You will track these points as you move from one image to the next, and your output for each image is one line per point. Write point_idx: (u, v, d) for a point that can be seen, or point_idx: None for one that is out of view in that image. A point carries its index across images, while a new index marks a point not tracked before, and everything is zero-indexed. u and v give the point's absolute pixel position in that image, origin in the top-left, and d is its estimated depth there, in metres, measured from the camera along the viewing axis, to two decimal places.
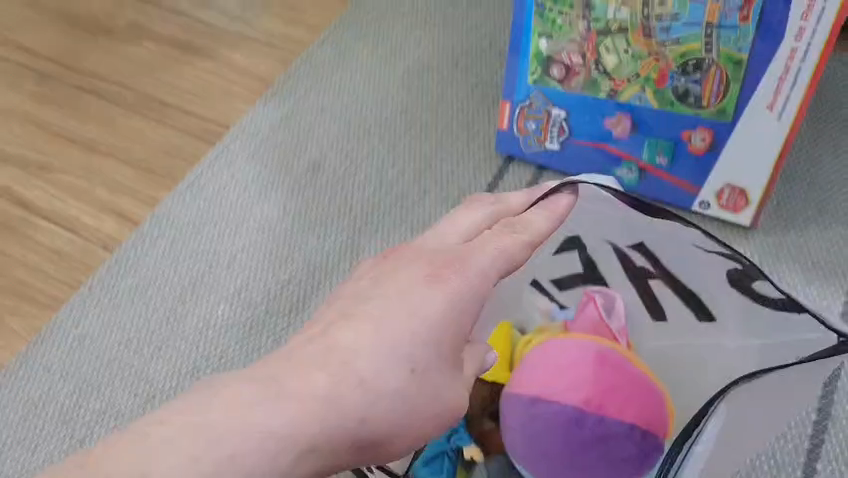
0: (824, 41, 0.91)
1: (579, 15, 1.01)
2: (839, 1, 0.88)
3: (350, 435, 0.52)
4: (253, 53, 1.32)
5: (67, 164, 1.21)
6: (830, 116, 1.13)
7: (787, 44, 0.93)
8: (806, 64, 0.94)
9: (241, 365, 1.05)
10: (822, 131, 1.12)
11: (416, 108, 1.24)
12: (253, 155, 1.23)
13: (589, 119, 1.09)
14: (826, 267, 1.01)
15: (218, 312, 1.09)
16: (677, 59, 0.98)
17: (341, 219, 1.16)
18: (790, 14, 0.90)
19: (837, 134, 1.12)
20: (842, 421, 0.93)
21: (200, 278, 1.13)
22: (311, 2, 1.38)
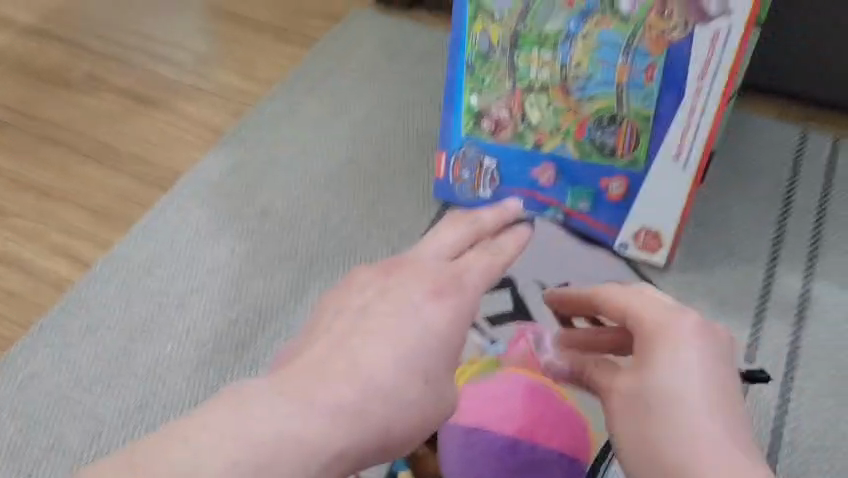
0: (721, 92, 1.02)
1: (505, 74, 1.12)
2: (731, 56, 0.99)
3: (384, 425, 0.48)
4: (205, 104, 1.41)
5: (25, 208, 1.26)
6: (734, 168, 1.27)
7: (687, 101, 1.04)
8: (706, 115, 1.04)
9: (189, 402, 1.07)
10: (727, 181, 1.25)
11: (360, 157, 1.33)
12: (204, 201, 1.28)
13: (519, 171, 1.18)
14: (733, 302, 1.12)
15: (167, 351, 1.12)
16: (594, 114, 1.10)
17: (293, 262, 1.20)
18: (689, 70, 1.02)
19: (740, 183, 1.25)
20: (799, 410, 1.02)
21: (150, 317, 1.15)
22: (261, 56, 1.48)
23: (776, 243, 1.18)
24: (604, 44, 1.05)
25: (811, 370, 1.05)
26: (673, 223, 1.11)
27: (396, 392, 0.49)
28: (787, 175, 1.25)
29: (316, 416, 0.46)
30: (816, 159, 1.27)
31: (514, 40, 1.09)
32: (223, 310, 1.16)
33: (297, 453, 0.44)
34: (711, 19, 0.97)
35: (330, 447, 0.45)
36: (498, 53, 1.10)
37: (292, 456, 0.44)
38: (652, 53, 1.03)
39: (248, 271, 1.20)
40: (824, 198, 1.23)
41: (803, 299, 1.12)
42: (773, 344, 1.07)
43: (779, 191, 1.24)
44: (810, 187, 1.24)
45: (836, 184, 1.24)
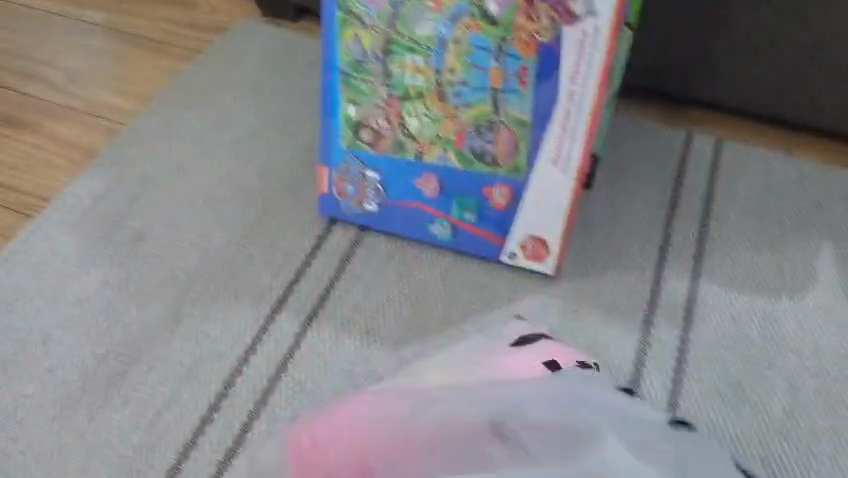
0: (599, 69, 0.94)
1: (380, 82, 1.02)
2: (608, 28, 0.91)
3: None
4: (77, 124, 1.34)
5: None
6: (626, 166, 1.24)
7: (562, 92, 0.96)
8: (585, 102, 0.96)
9: (50, 453, 0.93)
10: (618, 179, 1.22)
11: (246, 174, 1.25)
12: (73, 224, 1.18)
13: (403, 183, 1.09)
14: (623, 307, 1.06)
15: (28, 392, 0.98)
16: (471, 120, 1.01)
17: (178, 295, 1.08)
18: (563, 61, 0.94)
19: (632, 181, 1.22)
20: (690, 383, 0.99)
21: (9, 357, 1.02)
22: (144, 73, 1.42)
23: (661, 257, 1.13)
24: (476, 48, 0.97)
25: (700, 373, 0.99)
26: (559, 231, 1.05)
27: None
28: (672, 179, 1.23)
29: None
30: (700, 161, 1.25)
31: (386, 45, 0.99)
32: (92, 349, 1.02)
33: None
34: (577, 21, 0.92)
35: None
36: (373, 62, 1.01)
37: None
38: (523, 57, 0.96)
39: (120, 311, 1.06)
40: (706, 198, 1.21)
41: (690, 301, 1.07)
42: (660, 350, 1.02)
43: (667, 193, 1.21)
44: (696, 188, 1.22)
45: (719, 183, 1.23)
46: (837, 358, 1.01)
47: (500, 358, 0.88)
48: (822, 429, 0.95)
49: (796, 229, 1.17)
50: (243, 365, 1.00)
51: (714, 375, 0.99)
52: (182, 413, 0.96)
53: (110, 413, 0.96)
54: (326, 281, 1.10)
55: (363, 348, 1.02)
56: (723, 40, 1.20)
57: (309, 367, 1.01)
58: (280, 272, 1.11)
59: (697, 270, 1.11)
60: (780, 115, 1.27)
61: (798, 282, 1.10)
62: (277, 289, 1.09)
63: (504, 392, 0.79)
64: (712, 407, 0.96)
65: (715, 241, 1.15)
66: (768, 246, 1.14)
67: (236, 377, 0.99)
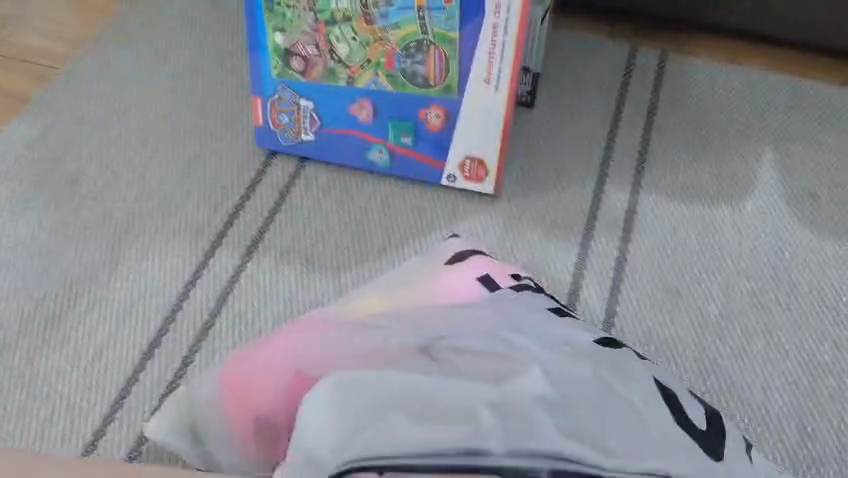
0: None
1: (305, 8, 0.99)
2: None
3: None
4: (6, 69, 1.29)
5: None
6: (569, 83, 1.23)
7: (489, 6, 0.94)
8: (511, 15, 0.94)
9: None
10: (562, 96, 1.21)
11: (182, 111, 1.22)
12: (6, 171, 1.15)
13: (337, 110, 1.07)
14: (564, 223, 1.06)
15: None
16: (400, 42, 0.99)
17: (116, 237, 1.07)
18: None
19: (576, 97, 1.21)
20: (629, 292, 0.99)
21: None
22: (74, 15, 1.38)
23: (603, 173, 1.12)
24: None
25: (636, 280, 1.00)
26: (496, 150, 1.04)
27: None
28: (614, 94, 1.22)
29: None
30: (644, 75, 1.24)
31: None
32: (29, 294, 1.01)
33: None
34: None
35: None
36: None
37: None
38: None
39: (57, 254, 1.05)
40: (650, 112, 1.20)
41: (630, 212, 1.08)
42: (601, 261, 1.02)
43: (610, 108, 1.20)
44: (639, 102, 1.21)
45: (662, 97, 1.22)
46: (773, 259, 1.03)
47: (437, 279, 0.87)
48: (756, 327, 0.97)
49: (738, 136, 1.17)
50: (182, 301, 1.00)
51: (652, 282, 1.00)
52: (123, 350, 0.96)
53: (50, 356, 0.96)
54: (265, 215, 1.09)
55: (303, 276, 1.02)
56: None
57: (250, 298, 1.00)
58: (218, 208, 1.10)
59: (639, 184, 1.11)
60: (725, 23, 1.25)
61: (736, 188, 1.11)
62: (215, 224, 1.08)
63: (437, 324, 0.77)
64: (650, 310, 0.98)
65: (658, 153, 1.14)
66: (708, 155, 1.15)
67: (175, 313, 0.99)
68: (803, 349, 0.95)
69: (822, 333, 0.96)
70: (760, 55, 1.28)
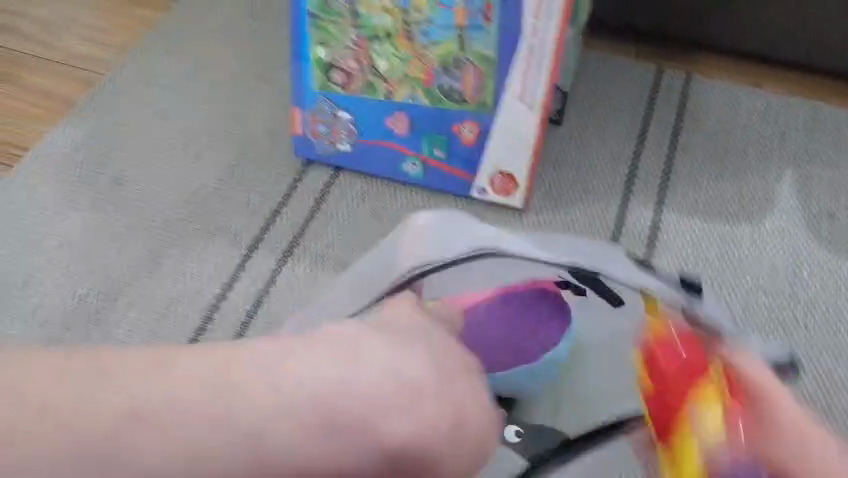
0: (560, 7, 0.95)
1: (348, 24, 1.03)
2: None
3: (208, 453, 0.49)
4: (52, 75, 1.35)
5: None
6: (595, 102, 1.27)
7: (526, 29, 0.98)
8: (547, 38, 0.97)
9: None
10: (589, 115, 1.25)
11: (221, 119, 1.27)
12: (53, 174, 1.20)
13: (373, 123, 1.11)
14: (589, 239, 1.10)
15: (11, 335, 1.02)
16: (438, 59, 1.03)
17: (157, 238, 1.12)
18: None
19: (603, 116, 1.25)
20: None
21: None
22: (118, 23, 1.43)
23: (627, 190, 1.16)
24: None
25: None
26: (526, 169, 1.08)
27: (287, 394, 0.51)
28: (641, 113, 1.26)
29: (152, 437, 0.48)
30: (669, 95, 1.28)
31: None
32: (74, 292, 1.06)
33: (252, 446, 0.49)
34: None
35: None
36: (339, 3, 1.02)
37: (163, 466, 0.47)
38: None
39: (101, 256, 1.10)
40: (675, 132, 1.23)
41: (653, 228, 1.11)
42: None
43: (635, 127, 1.24)
44: (664, 123, 1.24)
45: (687, 117, 1.25)
46: (790, 278, 1.06)
47: None
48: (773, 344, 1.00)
49: (760, 157, 1.20)
50: (220, 301, 1.05)
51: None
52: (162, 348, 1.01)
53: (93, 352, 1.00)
54: (301, 222, 1.13)
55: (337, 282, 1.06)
56: None
57: (286, 301, 1.05)
58: (256, 213, 1.14)
59: (662, 202, 1.15)
60: (753, 47, 1.29)
61: (757, 208, 1.14)
62: (253, 229, 1.12)
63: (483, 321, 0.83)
64: None
65: (681, 172, 1.18)
66: (730, 175, 1.18)
67: (213, 314, 1.04)
68: (817, 365, 0.99)
69: (837, 352, 1.00)
70: (787, 80, 1.31)
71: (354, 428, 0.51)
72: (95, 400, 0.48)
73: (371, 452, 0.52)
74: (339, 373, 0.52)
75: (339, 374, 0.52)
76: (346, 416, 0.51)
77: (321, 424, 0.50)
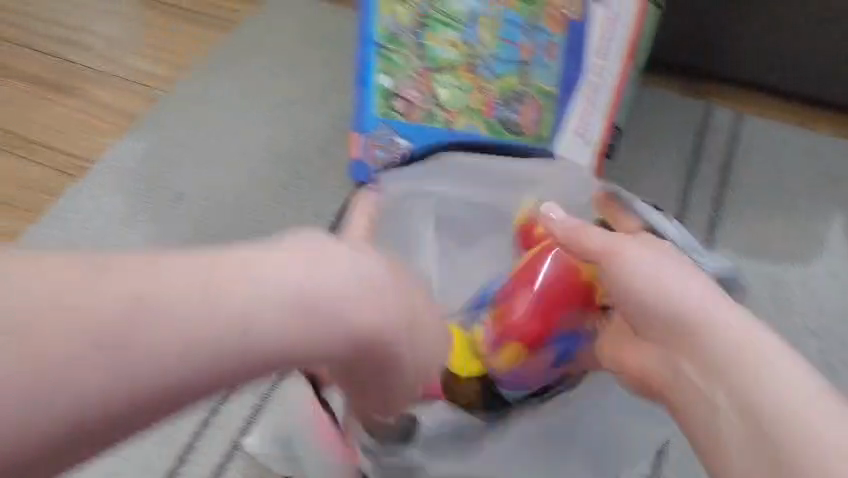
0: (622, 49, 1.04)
1: (413, 53, 1.06)
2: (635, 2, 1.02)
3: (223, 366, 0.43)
4: (116, 90, 1.39)
5: None
6: (644, 137, 1.29)
7: (588, 72, 1.04)
8: (608, 78, 1.05)
9: None
10: (638, 149, 1.27)
11: (279, 138, 1.30)
12: (118, 185, 1.24)
13: None
14: None
15: None
16: (500, 92, 1.05)
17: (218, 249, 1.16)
18: (590, 38, 1.03)
19: (653, 150, 1.27)
20: None
21: None
22: (177, 40, 1.47)
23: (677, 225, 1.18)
24: (508, 23, 1.05)
25: None
26: None
27: (280, 289, 0.46)
28: (691, 147, 1.28)
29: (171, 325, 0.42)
30: (719, 132, 1.30)
31: (421, 21, 1.06)
32: None
33: (254, 339, 0.44)
34: None
35: (119, 412, 0.40)
36: (408, 35, 1.06)
37: (171, 362, 0.42)
38: (553, 32, 1.04)
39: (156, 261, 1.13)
40: (723, 169, 1.25)
41: None
42: None
43: (683, 163, 1.26)
44: (714, 159, 1.26)
45: (737, 153, 1.27)
46: (837, 322, 1.08)
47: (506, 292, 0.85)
48: None
49: (808, 198, 1.22)
50: None
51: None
52: None
53: None
54: None
55: None
56: (739, 14, 1.24)
57: None
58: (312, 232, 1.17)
59: (712, 237, 1.17)
60: (782, 86, 1.32)
61: (805, 249, 1.16)
62: None
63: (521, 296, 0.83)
64: None
65: (732, 210, 1.20)
66: (778, 215, 1.20)
67: None
68: None
69: None
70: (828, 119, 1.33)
71: (331, 330, 0.47)
72: (80, 308, 0.40)
73: (340, 348, 0.48)
74: (309, 283, 0.47)
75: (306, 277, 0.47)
76: (326, 310, 0.47)
77: (310, 317, 0.46)
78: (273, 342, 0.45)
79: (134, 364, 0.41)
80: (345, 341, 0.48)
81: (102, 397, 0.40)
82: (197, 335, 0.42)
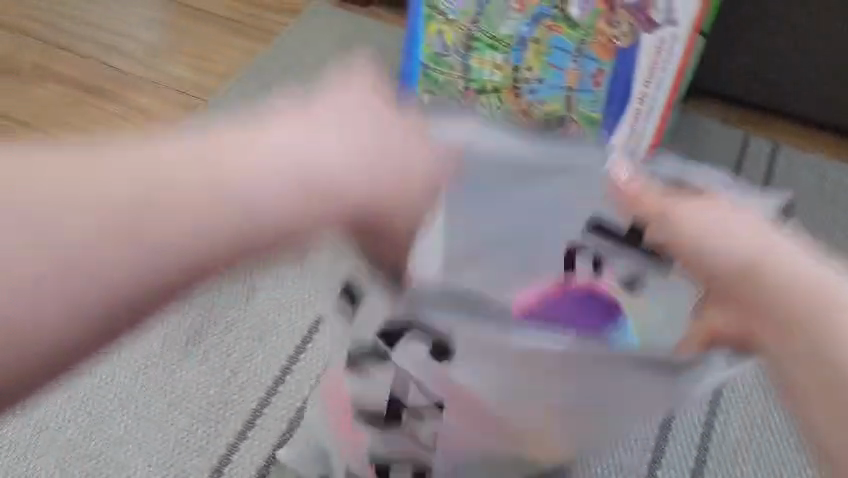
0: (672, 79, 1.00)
1: (457, 76, 1.07)
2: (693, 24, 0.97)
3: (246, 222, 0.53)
4: (155, 96, 1.40)
5: None
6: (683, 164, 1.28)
7: (634, 102, 1.02)
8: (656, 106, 1.02)
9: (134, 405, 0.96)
10: None
11: None
12: None
13: None
14: None
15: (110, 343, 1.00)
16: (544, 116, 1.06)
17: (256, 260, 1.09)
18: (640, 65, 1.00)
19: None
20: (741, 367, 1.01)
21: None
22: (217, 47, 1.48)
23: None
24: (555, 49, 1.02)
25: None
26: None
27: (243, 176, 0.53)
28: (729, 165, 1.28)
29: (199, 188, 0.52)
30: (758, 162, 1.28)
31: (468, 41, 1.04)
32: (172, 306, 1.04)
33: (238, 211, 0.52)
34: (656, 27, 0.97)
35: (127, 305, 0.50)
36: (453, 56, 1.06)
37: (162, 264, 0.51)
38: (601, 59, 1.01)
39: None
40: None
41: None
42: None
43: None
44: (753, 174, 1.27)
45: (776, 174, 1.27)
46: None
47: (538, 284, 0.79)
48: None
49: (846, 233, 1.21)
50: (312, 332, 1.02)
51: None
52: (259, 370, 0.99)
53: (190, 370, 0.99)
54: None
55: None
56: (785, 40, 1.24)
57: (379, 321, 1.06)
58: None
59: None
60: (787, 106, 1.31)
61: None
62: None
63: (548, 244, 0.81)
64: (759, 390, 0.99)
65: None
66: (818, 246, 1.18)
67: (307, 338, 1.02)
68: None
69: None
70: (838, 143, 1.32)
71: (327, 196, 0.55)
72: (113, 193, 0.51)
73: (345, 203, 0.56)
74: (304, 145, 0.55)
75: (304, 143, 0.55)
76: (305, 187, 0.54)
77: (284, 193, 0.54)
78: (256, 216, 0.53)
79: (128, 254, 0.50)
80: (328, 209, 0.56)
81: (114, 295, 0.50)
82: (184, 227, 0.51)
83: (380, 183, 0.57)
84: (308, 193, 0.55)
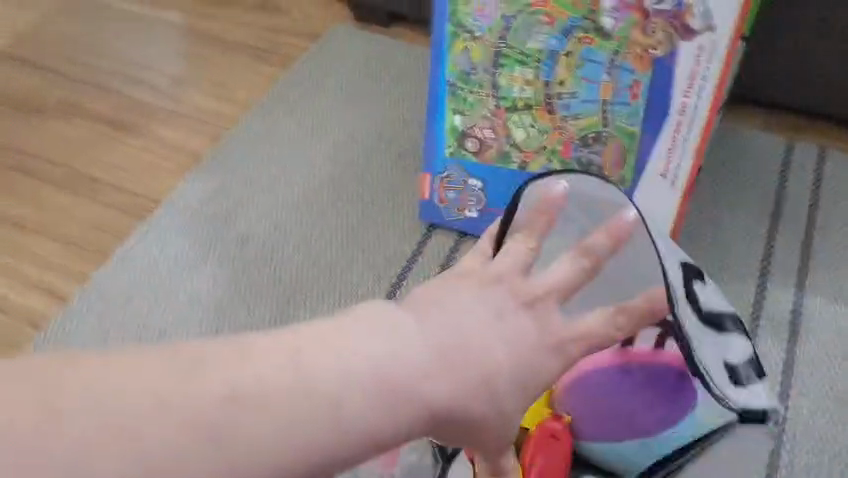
0: (712, 89, 0.94)
1: (487, 94, 1.04)
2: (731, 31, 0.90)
3: (361, 429, 0.45)
4: (181, 128, 1.38)
5: None
6: (727, 174, 1.23)
7: (672, 118, 0.98)
8: (695, 121, 0.97)
9: None
10: (723, 187, 1.22)
11: (343, 177, 1.27)
12: (182, 228, 1.23)
13: (504, 191, 1.10)
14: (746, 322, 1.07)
15: None
16: (579, 132, 1.03)
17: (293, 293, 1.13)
18: (677, 76, 0.95)
19: (736, 190, 1.21)
20: (797, 390, 1.01)
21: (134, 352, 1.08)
22: (241, 77, 1.45)
23: (764, 274, 1.12)
24: (587, 61, 0.98)
25: (804, 386, 1.01)
26: (671, 221, 1.03)
27: (283, 382, 0.44)
28: (773, 186, 1.21)
29: (288, 407, 0.43)
30: (803, 172, 1.22)
31: (496, 59, 1.01)
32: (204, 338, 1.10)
33: (311, 414, 0.43)
34: (695, 35, 0.91)
35: None
36: (481, 73, 1.03)
37: None
38: (637, 70, 0.96)
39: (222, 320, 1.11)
40: (810, 212, 1.18)
41: (795, 314, 1.08)
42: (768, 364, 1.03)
43: (768, 200, 1.20)
44: (798, 199, 1.20)
45: (823, 195, 1.20)
46: None
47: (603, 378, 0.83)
48: None
49: None
50: None
51: (816, 346, 1.05)
52: None
53: None
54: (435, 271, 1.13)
55: None
56: (829, 42, 1.19)
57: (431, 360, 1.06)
58: (381, 277, 1.14)
59: (807, 245, 1.15)
60: (817, 110, 1.27)
61: None
62: (379, 294, 1.12)
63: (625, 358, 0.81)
64: (820, 418, 0.99)
65: (823, 257, 1.13)
66: None
67: None
68: None
69: None
70: None
71: (394, 410, 0.45)
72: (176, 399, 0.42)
73: (414, 401, 0.46)
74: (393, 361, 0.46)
75: (391, 350, 0.46)
76: (374, 382, 0.45)
77: (343, 394, 0.44)
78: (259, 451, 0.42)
79: (147, 458, 0.40)
80: (383, 428, 0.45)
81: None
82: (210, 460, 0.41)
83: (447, 380, 0.47)
84: (370, 386, 0.45)
